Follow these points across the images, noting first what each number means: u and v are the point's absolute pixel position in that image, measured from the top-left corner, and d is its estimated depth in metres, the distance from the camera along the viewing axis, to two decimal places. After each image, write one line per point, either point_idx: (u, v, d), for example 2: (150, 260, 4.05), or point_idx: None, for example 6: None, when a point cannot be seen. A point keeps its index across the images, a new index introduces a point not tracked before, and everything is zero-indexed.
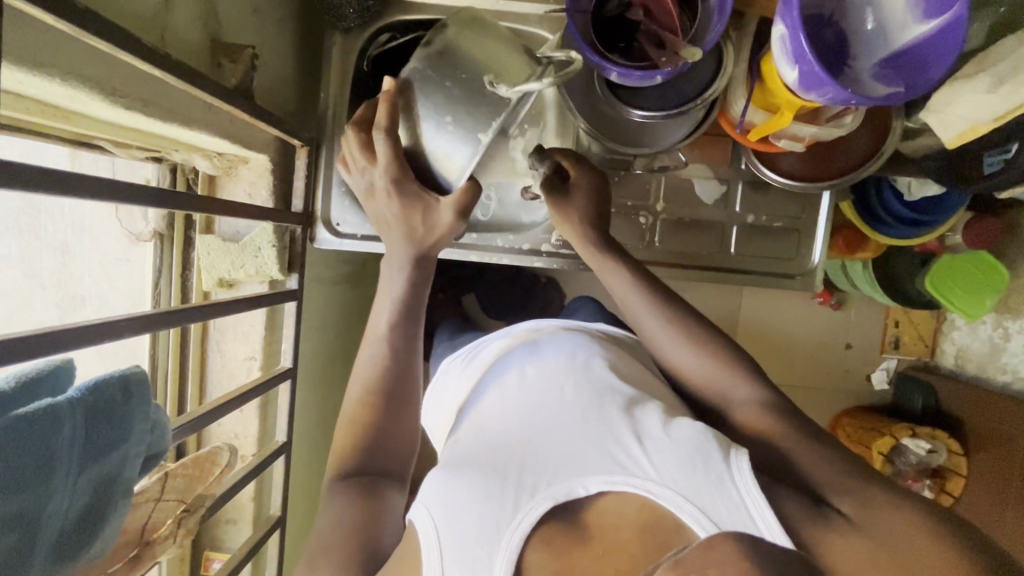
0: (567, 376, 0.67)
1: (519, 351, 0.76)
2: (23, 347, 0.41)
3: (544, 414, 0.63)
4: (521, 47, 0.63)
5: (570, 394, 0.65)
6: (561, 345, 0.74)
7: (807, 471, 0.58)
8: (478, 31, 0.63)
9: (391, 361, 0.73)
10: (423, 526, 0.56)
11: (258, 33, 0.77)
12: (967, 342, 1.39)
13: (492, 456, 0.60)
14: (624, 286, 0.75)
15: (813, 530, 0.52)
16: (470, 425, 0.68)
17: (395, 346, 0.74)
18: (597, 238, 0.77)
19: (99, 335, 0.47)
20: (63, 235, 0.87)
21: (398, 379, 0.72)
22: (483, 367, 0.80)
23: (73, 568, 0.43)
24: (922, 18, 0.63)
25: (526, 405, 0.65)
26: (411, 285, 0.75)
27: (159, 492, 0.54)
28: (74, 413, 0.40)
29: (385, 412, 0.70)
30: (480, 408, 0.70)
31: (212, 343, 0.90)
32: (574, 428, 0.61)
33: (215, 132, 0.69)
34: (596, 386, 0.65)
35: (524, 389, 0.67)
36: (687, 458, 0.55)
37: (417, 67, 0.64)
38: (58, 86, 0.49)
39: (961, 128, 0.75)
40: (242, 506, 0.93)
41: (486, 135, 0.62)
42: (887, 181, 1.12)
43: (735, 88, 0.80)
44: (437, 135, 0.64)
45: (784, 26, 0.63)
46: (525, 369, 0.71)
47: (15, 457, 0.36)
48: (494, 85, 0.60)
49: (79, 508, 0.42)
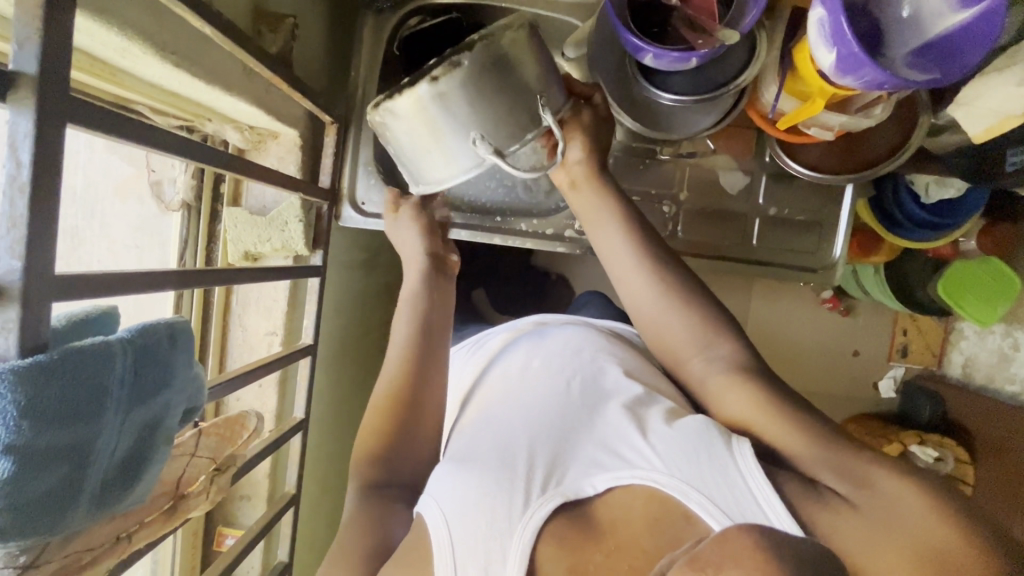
0: (570, 374, 0.69)
1: (524, 342, 0.77)
2: (88, 286, 0.40)
3: (551, 411, 0.64)
4: (518, 105, 0.64)
5: (576, 393, 0.66)
6: (566, 339, 0.75)
7: None
8: (485, 83, 0.62)
9: (410, 369, 0.72)
10: (432, 521, 0.55)
11: (295, 6, 0.78)
12: (976, 351, 1.40)
13: (499, 451, 0.60)
14: (616, 248, 0.69)
15: (814, 512, 0.50)
16: (475, 417, 0.68)
17: (416, 356, 0.73)
18: (591, 192, 0.71)
19: (144, 285, 0.46)
20: (74, 220, 0.82)
21: (418, 386, 0.71)
22: (485, 359, 0.81)
23: (111, 516, 0.42)
24: (959, 7, 0.63)
25: (532, 402, 0.66)
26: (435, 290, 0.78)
27: (195, 447, 0.53)
28: (126, 353, 0.40)
29: (403, 413, 0.70)
30: (484, 400, 0.71)
31: (235, 316, 0.90)
32: (584, 429, 0.62)
33: (252, 100, 0.70)
34: (602, 388, 0.67)
35: (526, 384, 0.69)
36: (691, 447, 0.54)
37: (411, 101, 0.63)
38: (114, 35, 0.49)
39: (991, 121, 0.75)
40: (257, 483, 0.92)
41: (452, 181, 0.69)
42: (904, 181, 1.10)
43: (763, 76, 0.80)
44: (418, 156, 0.68)
45: (823, 10, 0.64)
46: (529, 363, 0.72)
47: (73, 392, 0.36)
48: (478, 144, 0.63)
49: (124, 450, 0.41)
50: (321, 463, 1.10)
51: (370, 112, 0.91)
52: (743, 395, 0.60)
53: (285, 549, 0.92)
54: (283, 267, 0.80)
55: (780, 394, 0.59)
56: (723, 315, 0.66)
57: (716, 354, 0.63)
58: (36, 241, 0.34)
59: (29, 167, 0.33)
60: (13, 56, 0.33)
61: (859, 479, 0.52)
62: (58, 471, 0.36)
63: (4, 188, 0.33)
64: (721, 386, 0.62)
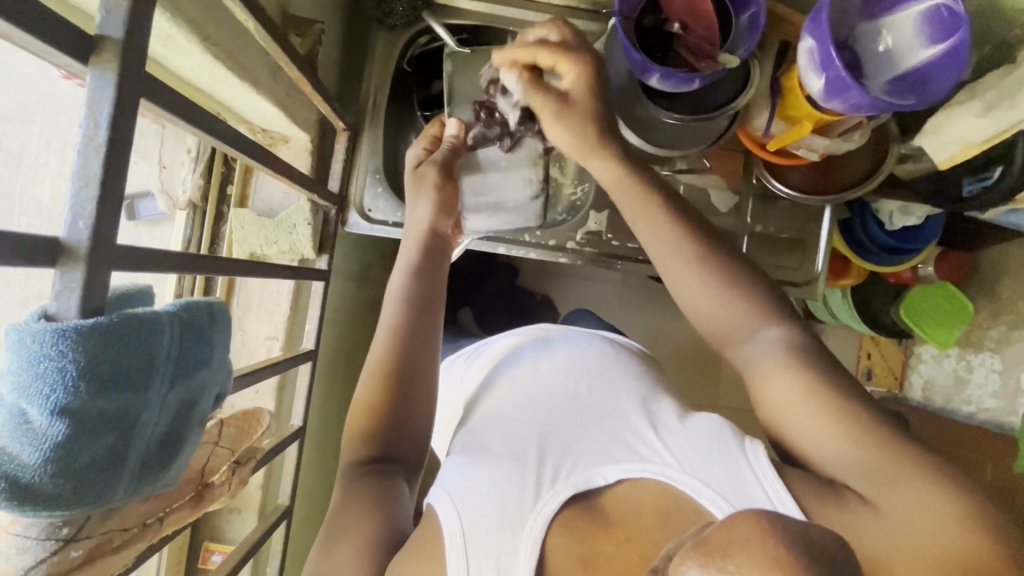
0: (578, 373, 0.70)
1: (530, 346, 0.78)
2: (138, 259, 0.40)
3: (560, 409, 0.66)
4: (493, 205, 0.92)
5: (585, 391, 0.68)
6: (572, 341, 0.76)
7: (849, 456, 0.52)
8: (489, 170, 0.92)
9: (399, 348, 0.69)
10: (443, 509, 0.56)
11: (316, 16, 0.80)
12: (933, 374, 1.45)
13: (511, 447, 0.61)
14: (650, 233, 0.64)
15: (828, 512, 0.51)
16: (483, 416, 0.69)
17: (406, 338, 0.70)
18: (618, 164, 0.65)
19: (172, 264, 0.45)
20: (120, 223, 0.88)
21: (414, 363, 0.69)
22: (492, 359, 0.81)
23: (145, 498, 0.41)
24: (930, 43, 0.71)
25: (542, 398, 0.68)
26: (434, 275, 0.75)
27: (217, 436, 0.51)
28: (173, 325, 0.40)
29: (399, 399, 0.68)
30: (491, 401, 0.71)
31: (235, 319, 0.88)
32: (592, 421, 0.64)
33: (275, 100, 0.71)
34: (609, 382, 0.69)
35: (537, 383, 0.70)
36: (701, 443, 0.57)
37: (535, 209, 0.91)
38: (165, 21, 0.50)
39: (953, 150, 0.83)
40: (249, 495, 0.88)
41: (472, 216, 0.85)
42: (870, 212, 1.18)
43: (755, 102, 0.86)
44: (500, 189, 0.87)
45: (813, 39, 0.72)
46: (537, 364, 0.73)
47: (120, 358, 0.35)
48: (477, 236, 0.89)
49: (164, 425, 0.40)
50: (308, 480, 1.07)
51: (381, 121, 0.94)
52: (787, 375, 0.56)
53: (275, 567, 0.88)
54: (292, 267, 0.80)
55: (825, 375, 0.55)
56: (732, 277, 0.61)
57: (769, 338, 0.59)
58: (106, 202, 0.34)
59: (106, 128, 0.34)
60: (100, 20, 0.34)
61: (884, 477, 0.50)
62: (105, 440, 0.35)
63: (79, 148, 0.33)
64: (774, 368, 0.57)
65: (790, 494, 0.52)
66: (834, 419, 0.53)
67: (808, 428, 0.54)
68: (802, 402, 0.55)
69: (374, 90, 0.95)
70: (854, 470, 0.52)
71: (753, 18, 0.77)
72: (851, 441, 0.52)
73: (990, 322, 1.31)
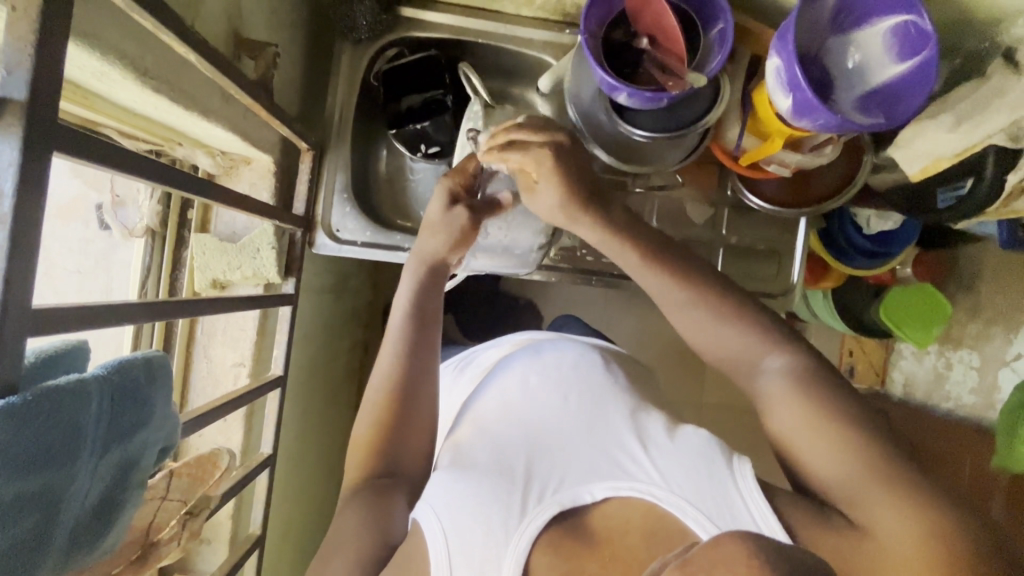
0: (567, 387, 0.69)
1: (521, 355, 0.76)
2: (58, 323, 0.39)
3: (549, 423, 0.64)
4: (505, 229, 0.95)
5: (574, 403, 0.66)
6: (564, 350, 0.74)
7: (832, 477, 0.52)
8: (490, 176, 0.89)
9: (409, 368, 0.70)
10: (431, 532, 0.55)
11: (273, 35, 0.78)
12: (913, 370, 1.42)
13: (501, 463, 0.60)
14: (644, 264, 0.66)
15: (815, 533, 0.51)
16: (473, 430, 0.67)
17: (410, 356, 0.71)
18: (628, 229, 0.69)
19: (111, 316, 0.44)
20: None
21: (412, 385, 0.70)
22: (482, 371, 0.80)
23: (83, 565, 0.41)
24: (898, 60, 0.71)
25: (534, 413, 0.66)
26: (425, 290, 0.74)
27: (165, 490, 0.51)
28: (102, 391, 0.39)
29: (402, 418, 0.68)
30: (483, 414, 0.69)
31: (200, 347, 0.86)
32: (582, 436, 0.62)
33: (229, 126, 0.68)
34: (598, 395, 0.67)
35: (528, 396, 0.68)
36: (691, 464, 0.55)
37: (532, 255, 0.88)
38: (95, 58, 0.48)
39: (925, 162, 0.82)
40: (219, 525, 0.87)
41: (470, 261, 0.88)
42: (848, 217, 1.16)
43: (727, 117, 0.86)
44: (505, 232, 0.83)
45: (780, 58, 0.70)
46: (528, 375, 0.71)
47: (37, 436, 0.34)
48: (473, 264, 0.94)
49: (98, 492, 0.40)
50: (286, 499, 1.05)
51: (346, 141, 0.91)
52: (788, 401, 0.56)
53: None
54: (255, 294, 0.77)
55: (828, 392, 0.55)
56: (728, 309, 0.62)
57: (772, 366, 0.58)
58: (12, 279, 0.34)
59: (11, 196, 0.33)
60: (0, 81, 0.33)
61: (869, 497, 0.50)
62: (28, 520, 0.35)
63: None
64: (779, 395, 0.56)
65: (775, 513, 0.52)
66: (828, 446, 0.52)
67: (806, 452, 0.54)
68: (795, 423, 0.54)
69: (340, 108, 0.92)
70: (844, 487, 0.51)
71: (722, 33, 0.76)
72: (843, 461, 0.52)
73: (968, 319, 1.31)
